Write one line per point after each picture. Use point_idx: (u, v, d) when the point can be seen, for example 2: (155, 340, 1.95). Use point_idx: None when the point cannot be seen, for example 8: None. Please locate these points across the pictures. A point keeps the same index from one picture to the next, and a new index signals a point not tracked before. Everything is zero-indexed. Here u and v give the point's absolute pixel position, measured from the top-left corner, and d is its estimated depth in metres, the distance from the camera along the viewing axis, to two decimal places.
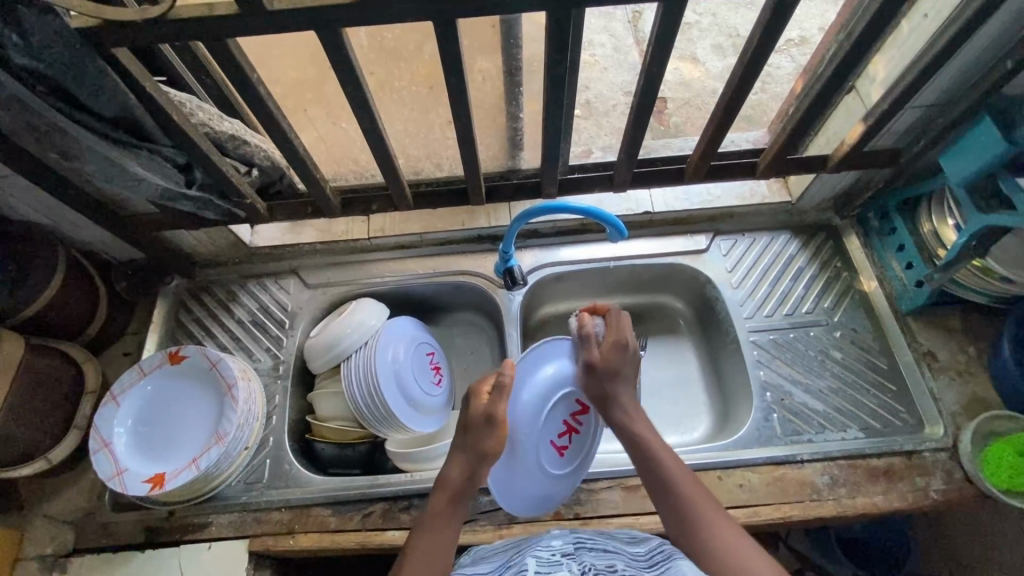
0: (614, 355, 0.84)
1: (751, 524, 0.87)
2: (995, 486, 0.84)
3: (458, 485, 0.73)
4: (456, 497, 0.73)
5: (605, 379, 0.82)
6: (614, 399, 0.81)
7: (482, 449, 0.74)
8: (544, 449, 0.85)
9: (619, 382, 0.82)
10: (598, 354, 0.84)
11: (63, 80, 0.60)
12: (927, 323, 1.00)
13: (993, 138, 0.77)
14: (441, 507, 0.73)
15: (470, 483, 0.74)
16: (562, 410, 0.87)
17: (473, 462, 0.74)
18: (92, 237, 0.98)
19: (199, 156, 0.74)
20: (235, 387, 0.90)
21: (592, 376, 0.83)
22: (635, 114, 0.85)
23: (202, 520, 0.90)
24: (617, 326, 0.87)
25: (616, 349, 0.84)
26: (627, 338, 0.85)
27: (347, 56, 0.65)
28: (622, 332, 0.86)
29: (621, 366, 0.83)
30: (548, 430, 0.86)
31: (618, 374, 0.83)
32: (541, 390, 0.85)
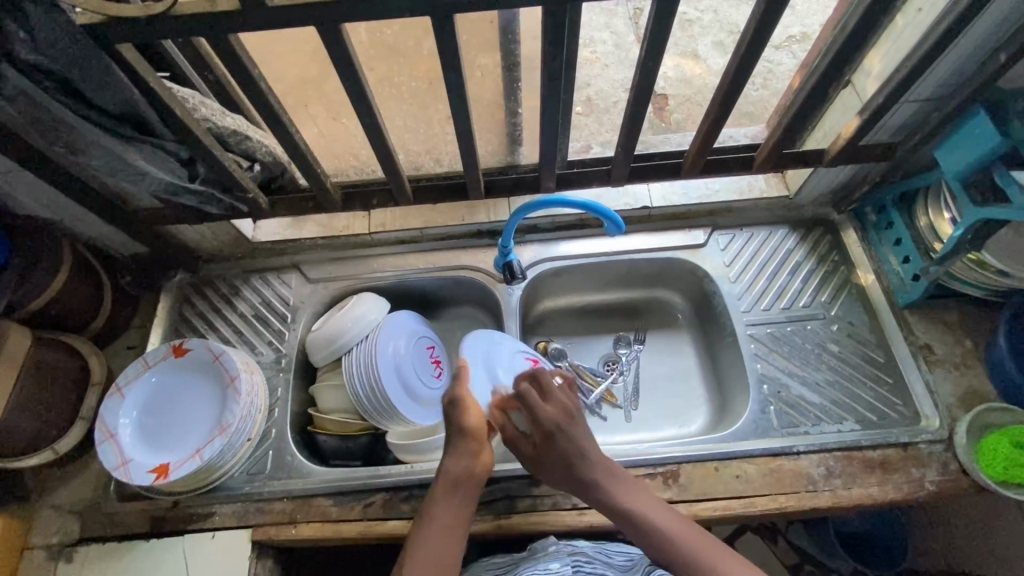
0: (550, 449, 0.78)
1: (747, 514, 0.88)
2: (990, 478, 0.85)
3: (457, 470, 0.78)
4: (456, 485, 0.77)
5: (563, 472, 0.78)
6: (583, 485, 0.77)
7: (463, 429, 0.79)
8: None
9: (575, 469, 0.77)
10: (535, 449, 0.80)
11: (69, 74, 0.61)
12: (923, 317, 1.01)
13: (986, 130, 0.77)
14: (441, 494, 0.77)
15: (465, 464, 0.78)
16: (522, 365, 0.95)
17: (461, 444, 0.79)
18: (97, 231, 0.99)
19: (202, 150, 0.75)
20: (237, 379, 0.92)
21: (548, 475, 0.80)
22: (632, 109, 0.86)
23: (206, 510, 0.91)
24: (535, 413, 0.79)
25: (547, 443, 0.78)
26: (551, 422, 0.79)
27: (347, 51, 0.66)
28: (543, 420, 0.79)
29: (564, 453, 0.77)
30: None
31: (569, 461, 0.77)
32: (497, 359, 0.93)
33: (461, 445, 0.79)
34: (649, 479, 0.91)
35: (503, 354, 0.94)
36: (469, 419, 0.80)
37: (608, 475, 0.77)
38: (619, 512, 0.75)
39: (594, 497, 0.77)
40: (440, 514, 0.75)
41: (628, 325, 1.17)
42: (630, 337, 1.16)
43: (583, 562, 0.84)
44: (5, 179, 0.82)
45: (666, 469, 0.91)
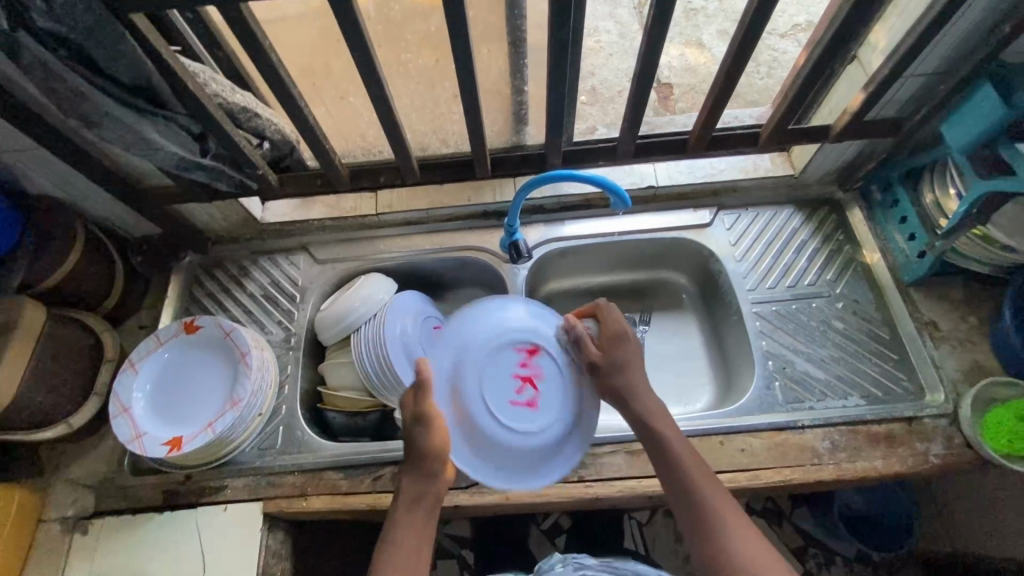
0: (614, 349, 0.82)
1: (753, 487, 0.89)
2: (995, 450, 0.85)
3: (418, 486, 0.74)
4: (416, 502, 0.73)
5: (620, 375, 0.80)
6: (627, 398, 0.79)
7: (422, 448, 0.74)
8: (505, 411, 0.80)
9: (628, 379, 0.80)
10: (597, 350, 0.82)
11: (84, 44, 0.63)
12: (928, 294, 1.01)
13: (992, 105, 0.78)
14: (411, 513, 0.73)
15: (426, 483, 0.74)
16: (507, 360, 0.82)
17: (421, 463, 0.74)
18: (109, 211, 1.00)
19: (213, 125, 0.76)
20: (248, 355, 0.93)
21: (601, 379, 0.81)
22: (637, 85, 0.87)
23: (219, 483, 0.93)
24: (608, 319, 0.84)
25: (614, 342, 0.82)
26: (622, 327, 0.83)
27: (356, 23, 0.67)
28: (618, 323, 0.83)
29: (625, 358, 0.81)
30: (503, 388, 0.81)
31: (625, 367, 0.81)
32: (465, 357, 0.80)
33: (423, 464, 0.74)
34: None
35: (474, 350, 0.81)
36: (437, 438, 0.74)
37: (660, 412, 0.79)
38: (654, 439, 0.76)
39: (635, 414, 0.79)
40: (399, 535, 0.71)
41: (634, 306, 1.18)
42: (635, 317, 1.17)
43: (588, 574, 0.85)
44: (20, 157, 0.83)
45: None
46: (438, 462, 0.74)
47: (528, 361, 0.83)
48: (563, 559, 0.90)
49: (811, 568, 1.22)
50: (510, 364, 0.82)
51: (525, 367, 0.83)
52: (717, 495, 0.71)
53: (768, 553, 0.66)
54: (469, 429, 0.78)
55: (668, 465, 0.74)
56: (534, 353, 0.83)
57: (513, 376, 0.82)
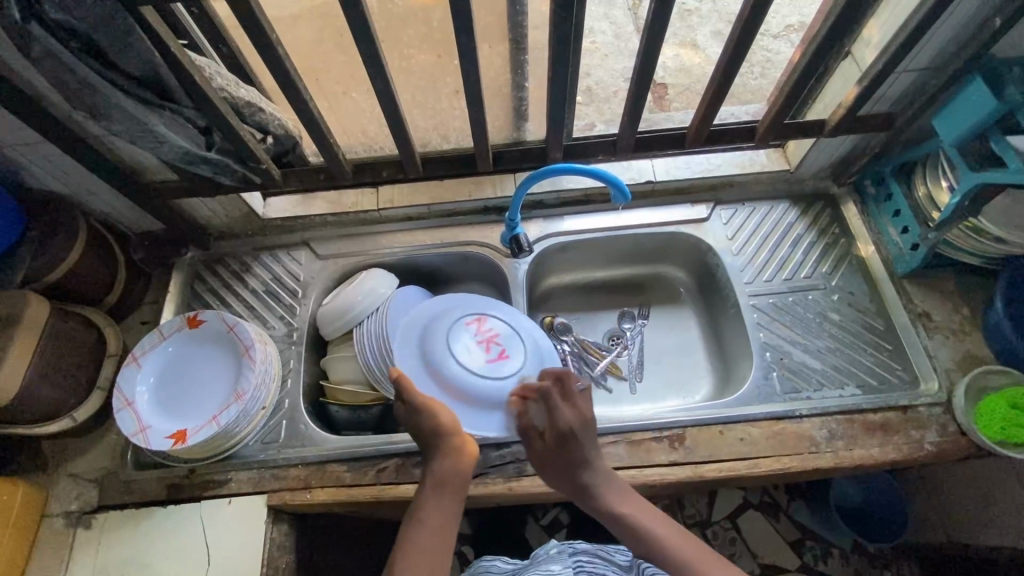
0: (561, 448, 0.80)
1: (752, 475, 0.90)
2: (988, 437, 0.87)
3: (442, 472, 0.75)
4: (444, 485, 0.75)
5: (567, 473, 0.79)
6: (583, 497, 0.78)
7: (437, 428, 0.77)
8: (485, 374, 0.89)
9: (580, 474, 0.78)
10: (544, 445, 0.81)
11: (94, 35, 0.63)
12: (922, 285, 1.03)
13: (982, 99, 0.80)
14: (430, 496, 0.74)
15: (450, 465, 0.75)
16: (466, 331, 0.93)
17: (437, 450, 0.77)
18: (111, 206, 1.01)
19: (219, 118, 0.77)
20: (252, 349, 0.93)
21: (551, 472, 0.81)
22: (637, 81, 0.89)
23: (223, 477, 0.93)
24: (555, 412, 0.81)
25: (561, 441, 0.80)
26: (568, 425, 0.80)
27: (364, 17, 0.69)
28: (563, 419, 0.80)
29: (576, 456, 0.79)
30: (473, 356, 0.91)
31: (577, 464, 0.79)
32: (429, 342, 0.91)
33: (438, 446, 0.77)
34: (656, 443, 0.93)
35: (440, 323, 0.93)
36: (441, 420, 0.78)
37: (608, 485, 0.78)
38: (617, 521, 0.75)
39: (592, 503, 0.77)
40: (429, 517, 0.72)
41: (633, 300, 1.20)
42: (634, 312, 1.18)
43: (585, 562, 0.83)
44: (25, 151, 0.84)
45: (672, 433, 0.93)
46: (453, 438, 0.77)
47: (482, 328, 0.94)
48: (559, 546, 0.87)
49: (808, 561, 1.24)
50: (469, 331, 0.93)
51: (482, 332, 0.94)
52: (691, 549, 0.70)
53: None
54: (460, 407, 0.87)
55: (630, 535, 0.74)
56: (482, 321, 0.95)
57: (474, 341, 0.92)
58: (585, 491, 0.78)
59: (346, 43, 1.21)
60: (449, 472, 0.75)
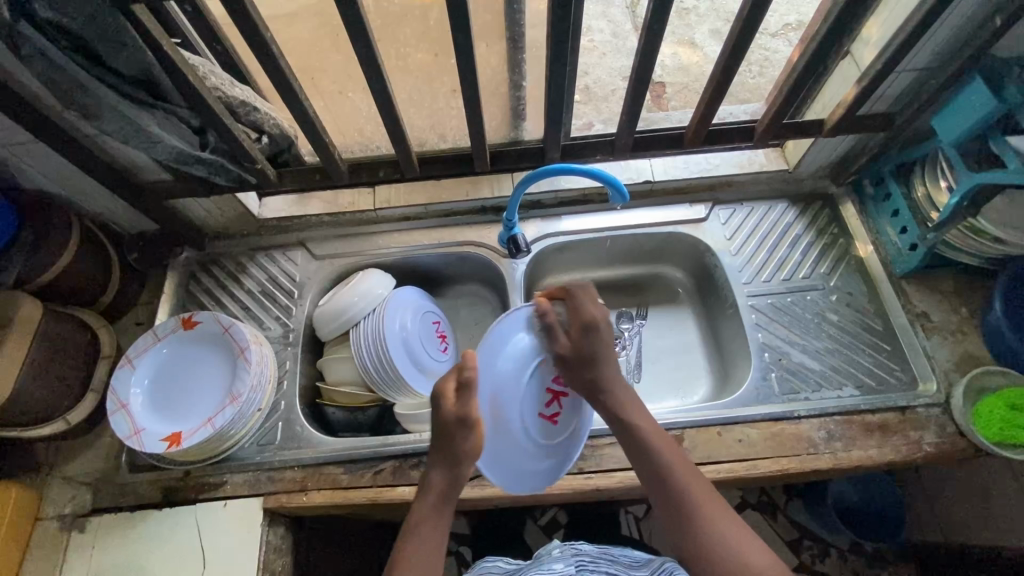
0: (581, 341, 0.80)
1: (751, 476, 0.90)
2: (987, 438, 0.87)
3: (444, 489, 0.72)
4: (445, 500, 0.72)
5: (582, 368, 0.79)
6: (595, 397, 0.78)
7: (464, 451, 0.72)
8: (531, 421, 0.82)
9: (594, 372, 0.79)
10: (568, 341, 0.81)
11: (84, 35, 0.62)
12: (921, 286, 1.03)
13: (982, 100, 0.79)
14: (428, 513, 0.71)
15: (455, 484, 0.72)
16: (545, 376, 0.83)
17: (453, 465, 0.72)
18: (104, 206, 1.00)
19: (213, 118, 0.76)
20: (247, 350, 0.93)
21: (567, 368, 0.80)
22: (636, 81, 0.88)
23: (218, 479, 0.93)
24: (578, 307, 0.82)
25: (583, 333, 0.80)
26: (590, 317, 0.81)
27: (360, 15, 0.68)
28: (588, 313, 0.81)
29: (593, 348, 0.79)
30: (533, 400, 0.83)
31: (593, 360, 0.79)
32: (507, 361, 0.81)
33: (458, 463, 0.72)
34: None
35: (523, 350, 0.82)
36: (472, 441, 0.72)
37: (629, 398, 0.79)
38: (630, 434, 0.75)
39: (601, 403, 0.78)
40: (431, 530, 0.70)
41: (631, 301, 1.19)
42: (632, 312, 1.18)
43: (587, 561, 0.83)
44: (17, 151, 0.83)
45: (670, 434, 0.93)
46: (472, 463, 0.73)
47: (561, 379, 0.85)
48: (561, 545, 0.87)
49: (806, 560, 1.24)
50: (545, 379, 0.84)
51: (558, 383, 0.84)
52: (697, 489, 0.70)
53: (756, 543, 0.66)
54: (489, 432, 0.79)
55: (638, 445, 0.74)
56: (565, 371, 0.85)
57: (546, 388, 0.84)
58: (599, 392, 0.78)
59: (342, 42, 1.20)
60: (452, 488, 0.72)
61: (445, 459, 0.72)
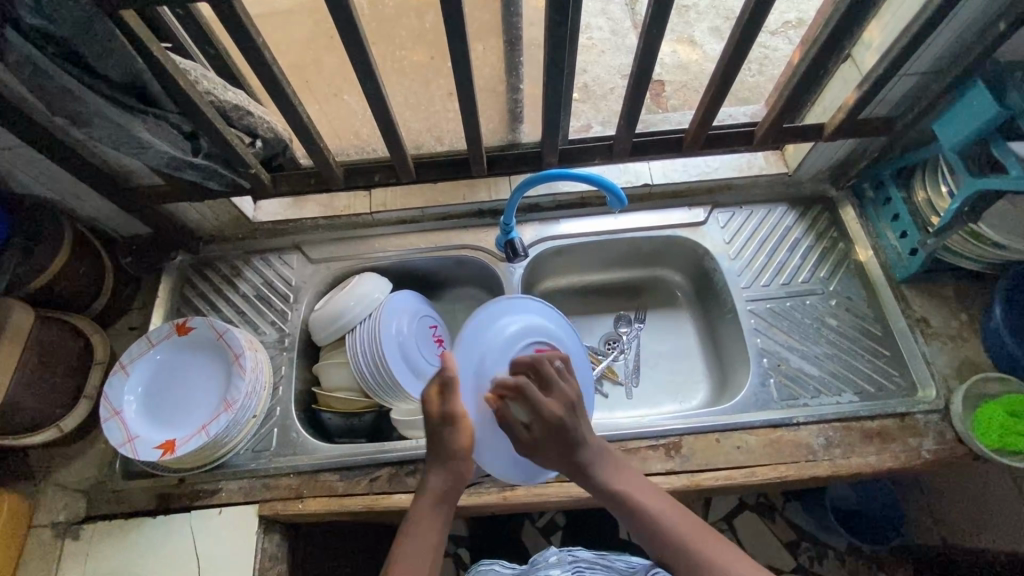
0: (548, 437, 0.72)
1: (749, 484, 0.90)
2: (986, 446, 0.86)
3: (442, 489, 0.70)
4: (443, 501, 0.70)
5: (559, 454, 0.73)
6: (579, 475, 0.73)
7: (453, 450, 0.71)
8: None
9: (572, 456, 0.73)
10: (529, 438, 0.73)
11: (73, 42, 0.61)
12: (921, 291, 1.02)
13: (985, 105, 0.78)
14: (426, 513, 0.70)
15: (452, 484, 0.71)
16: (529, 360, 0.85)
17: (447, 464, 0.71)
18: (96, 210, 0.99)
19: (204, 123, 0.75)
20: (242, 357, 0.92)
21: (542, 456, 0.74)
22: (634, 85, 0.87)
23: (213, 486, 0.92)
24: (536, 404, 0.72)
25: (549, 431, 0.72)
26: (553, 415, 0.71)
27: (352, 20, 0.67)
28: (548, 409, 0.71)
29: (562, 444, 0.72)
30: None
31: (573, 443, 0.72)
32: (488, 360, 0.81)
33: (452, 464, 0.71)
34: (652, 451, 0.92)
35: (497, 352, 0.82)
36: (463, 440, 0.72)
37: (604, 460, 0.74)
38: (618, 501, 0.71)
39: (588, 481, 0.73)
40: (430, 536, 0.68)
41: (630, 304, 1.19)
42: (631, 315, 1.18)
43: (584, 567, 0.83)
44: (6, 156, 0.82)
45: (668, 441, 0.92)
46: (466, 462, 0.72)
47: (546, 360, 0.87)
48: (558, 552, 0.87)
49: (804, 562, 1.24)
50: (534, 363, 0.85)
51: None
52: (691, 533, 0.67)
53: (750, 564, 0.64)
54: (493, 440, 0.79)
55: (640, 521, 0.69)
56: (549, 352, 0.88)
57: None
58: (584, 469, 0.73)
59: (337, 43, 1.20)
60: (451, 488, 0.71)
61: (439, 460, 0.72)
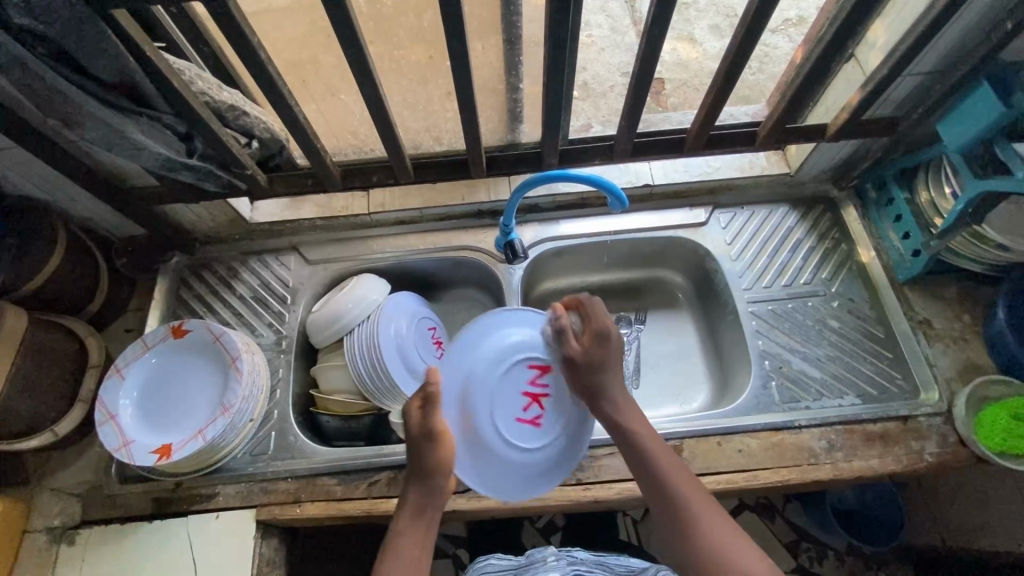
0: (595, 348, 0.76)
1: (751, 487, 0.89)
2: (988, 449, 0.85)
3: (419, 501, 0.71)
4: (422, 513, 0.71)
5: (588, 374, 0.76)
6: (599, 403, 0.75)
7: (431, 466, 0.70)
8: (509, 427, 0.77)
9: (605, 381, 0.75)
10: (578, 347, 0.77)
11: (63, 42, 0.60)
12: (924, 292, 1.01)
13: (990, 106, 0.77)
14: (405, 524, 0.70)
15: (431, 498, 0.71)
16: (518, 377, 0.78)
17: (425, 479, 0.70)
18: (90, 211, 0.97)
19: (199, 124, 0.74)
20: (238, 360, 0.91)
21: (573, 373, 0.77)
22: (636, 84, 0.86)
23: (210, 490, 0.91)
24: (590, 315, 0.79)
25: (596, 340, 0.76)
26: (604, 326, 0.77)
27: (349, 19, 0.66)
28: (600, 322, 0.78)
29: (603, 358, 0.76)
30: (509, 404, 0.77)
31: (604, 366, 0.76)
32: (475, 373, 0.76)
33: (430, 480, 0.71)
34: None
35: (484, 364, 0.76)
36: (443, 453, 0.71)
37: (626, 398, 0.76)
38: (629, 438, 0.73)
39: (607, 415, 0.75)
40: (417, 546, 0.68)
41: (630, 305, 1.18)
42: (631, 316, 1.17)
43: (583, 570, 0.82)
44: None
45: (669, 444, 0.92)
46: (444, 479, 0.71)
47: (538, 379, 0.79)
48: (557, 551, 0.86)
49: (804, 563, 1.23)
50: (522, 379, 0.78)
51: (536, 384, 0.79)
52: (692, 492, 0.68)
53: (747, 545, 0.63)
54: (467, 452, 0.75)
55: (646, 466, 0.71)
56: (546, 370, 0.79)
57: (523, 391, 0.78)
58: (609, 404, 0.75)
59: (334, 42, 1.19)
60: (431, 501, 0.71)
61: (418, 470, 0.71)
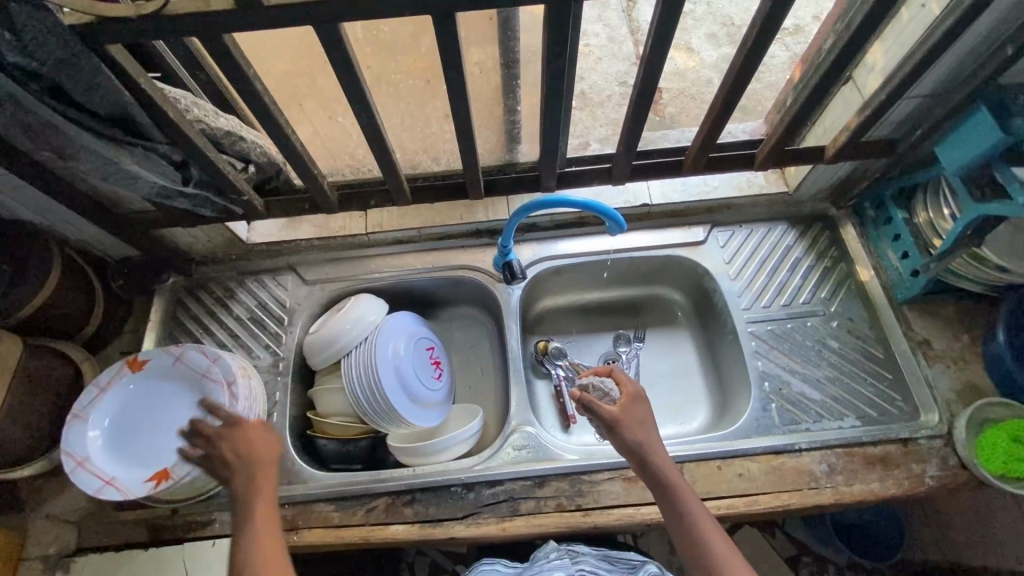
0: (635, 407, 0.80)
1: (751, 512, 0.89)
2: (989, 472, 0.85)
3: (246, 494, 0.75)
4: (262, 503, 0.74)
5: (636, 431, 0.77)
6: (643, 460, 0.75)
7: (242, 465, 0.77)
8: (427, 389, 1.00)
9: (647, 438, 0.77)
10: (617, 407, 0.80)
11: (57, 77, 0.60)
12: (923, 313, 1.01)
13: (990, 131, 0.77)
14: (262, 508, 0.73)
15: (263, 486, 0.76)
16: (423, 356, 1.02)
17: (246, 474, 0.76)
18: (85, 234, 0.97)
19: (195, 152, 0.73)
20: (232, 387, 0.89)
21: (618, 435, 0.77)
22: (635, 108, 0.85)
23: (206, 518, 0.90)
24: (622, 379, 0.84)
25: (635, 400, 0.81)
26: (634, 387, 0.82)
27: (344, 48, 0.65)
28: (633, 384, 0.83)
29: (645, 415, 0.80)
30: (423, 374, 1.00)
31: (643, 422, 0.79)
32: (399, 360, 0.98)
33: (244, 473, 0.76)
34: None
35: (402, 352, 0.99)
36: (256, 451, 0.78)
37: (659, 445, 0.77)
38: (660, 483, 0.74)
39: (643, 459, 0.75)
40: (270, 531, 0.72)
41: (629, 322, 1.17)
42: (630, 335, 1.16)
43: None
44: None
45: None
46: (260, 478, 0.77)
47: (431, 351, 1.05)
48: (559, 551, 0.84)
49: None
50: (425, 356, 1.02)
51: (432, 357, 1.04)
52: (716, 535, 0.70)
53: None
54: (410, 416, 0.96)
55: (675, 509, 0.72)
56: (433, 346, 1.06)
57: (427, 364, 1.02)
58: (650, 463, 0.75)
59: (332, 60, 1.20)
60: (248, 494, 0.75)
61: (231, 474, 0.76)
